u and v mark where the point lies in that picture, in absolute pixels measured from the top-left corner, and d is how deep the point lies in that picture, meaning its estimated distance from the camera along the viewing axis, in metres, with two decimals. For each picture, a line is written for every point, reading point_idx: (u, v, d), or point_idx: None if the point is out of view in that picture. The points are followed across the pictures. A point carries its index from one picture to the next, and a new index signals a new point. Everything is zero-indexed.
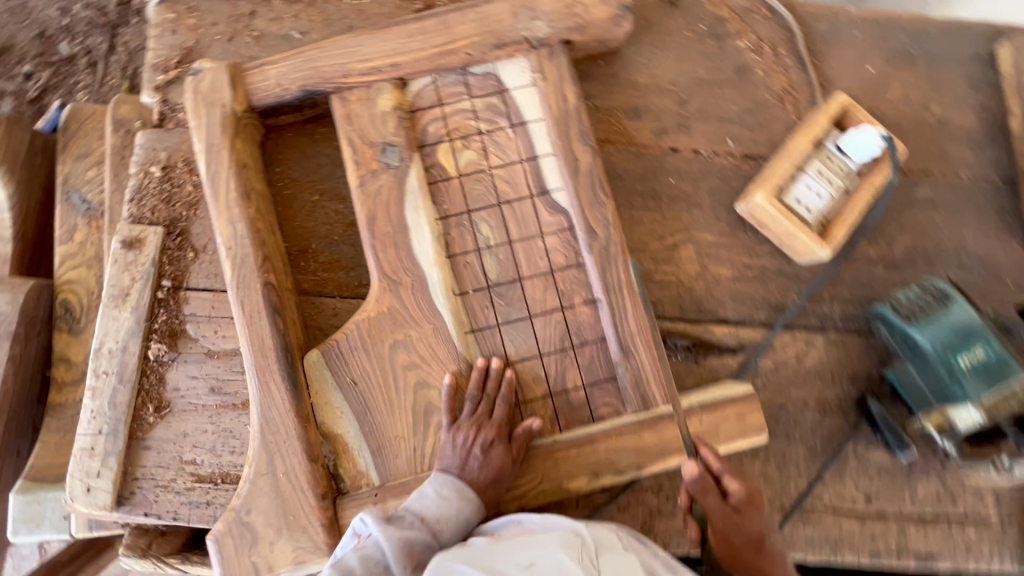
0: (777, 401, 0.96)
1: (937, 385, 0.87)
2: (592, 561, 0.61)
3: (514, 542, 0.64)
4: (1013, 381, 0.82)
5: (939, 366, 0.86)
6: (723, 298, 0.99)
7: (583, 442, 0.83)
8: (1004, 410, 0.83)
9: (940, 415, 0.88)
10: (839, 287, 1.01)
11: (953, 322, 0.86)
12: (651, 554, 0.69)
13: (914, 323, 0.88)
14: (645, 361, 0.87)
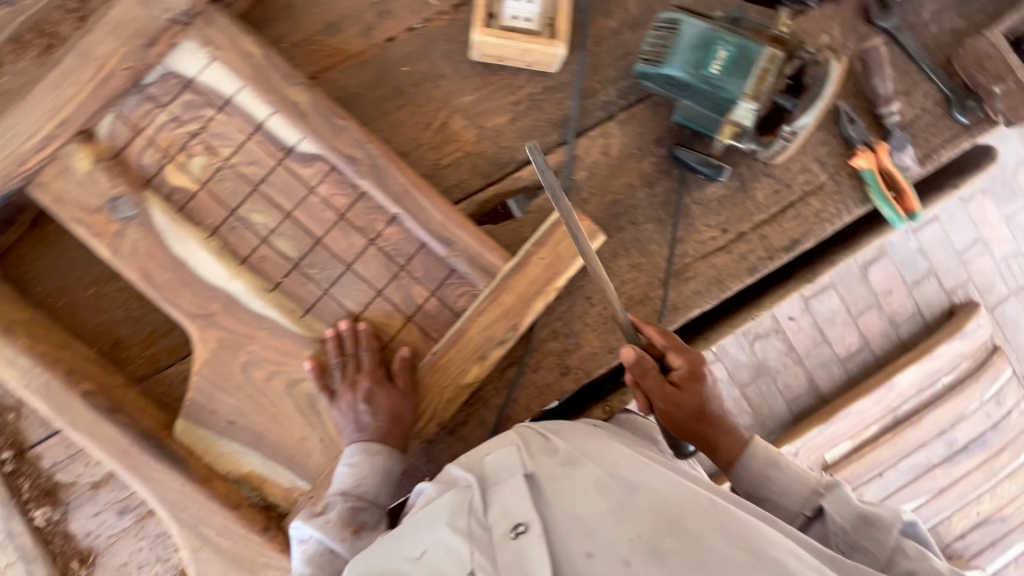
0: (608, 200, 1.00)
1: (712, 103, 0.91)
2: (475, 514, 0.65)
3: (413, 524, 0.68)
4: (759, 61, 0.86)
5: (703, 87, 0.89)
6: (513, 144, 0.99)
7: (456, 338, 0.86)
8: (767, 88, 0.87)
9: (730, 125, 0.92)
10: (603, 72, 1.02)
11: (690, 42, 0.88)
12: (550, 450, 0.73)
13: (665, 63, 0.90)
14: (467, 239, 0.88)
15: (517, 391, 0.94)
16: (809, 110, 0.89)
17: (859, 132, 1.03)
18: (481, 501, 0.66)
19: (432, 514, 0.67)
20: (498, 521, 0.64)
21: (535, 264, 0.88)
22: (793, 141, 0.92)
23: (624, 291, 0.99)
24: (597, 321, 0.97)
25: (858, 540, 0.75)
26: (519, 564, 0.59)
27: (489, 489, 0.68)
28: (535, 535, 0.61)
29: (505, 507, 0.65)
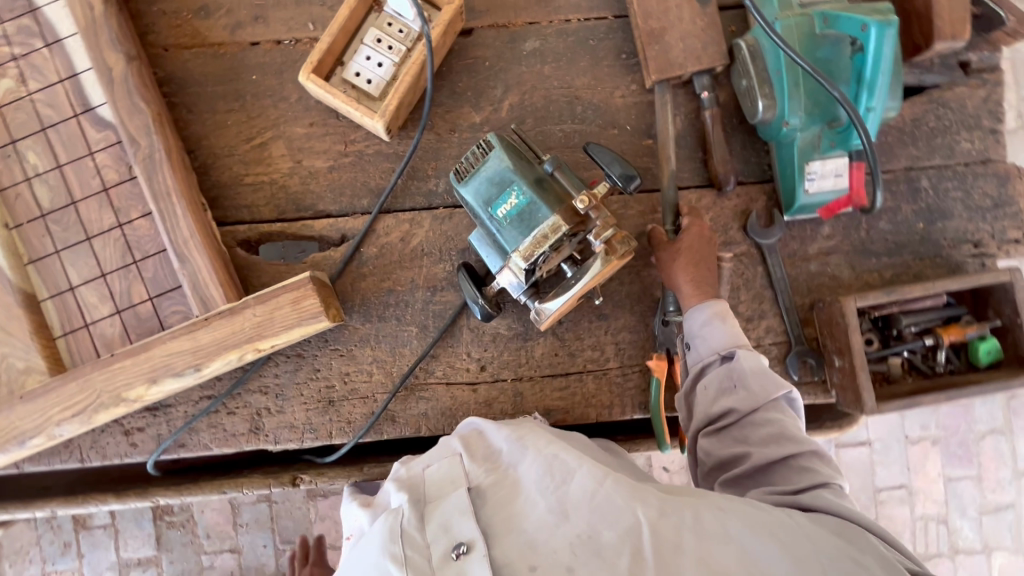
0: (385, 286, 0.95)
1: (495, 242, 0.85)
2: (412, 542, 0.61)
3: (354, 552, 0.65)
4: (543, 224, 0.79)
5: (486, 223, 0.83)
6: (320, 192, 0.96)
7: (139, 349, 0.84)
8: (541, 253, 0.79)
9: (506, 271, 0.83)
10: (443, 161, 0.97)
11: (490, 174, 0.82)
12: (480, 465, 0.70)
13: (462, 183, 0.84)
14: (200, 263, 0.86)
15: (200, 422, 0.93)
16: (564, 295, 0.81)
17: (666, 334, 0.93)
18: (415, 530, 0.63)
19: (363, 551, 0.63)
20: (438, 538, 0.61)
21: (244, 317, 0.85)
22: (544, 319, 0.83)
23: (352, 379, 0.94)
24: (311, 395, 0.94)
25: (749, 382, 0.81)
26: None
27: (427, 506, 0.65)
28: (478, 557, 0.58)
29: (445, 522, 0.62)
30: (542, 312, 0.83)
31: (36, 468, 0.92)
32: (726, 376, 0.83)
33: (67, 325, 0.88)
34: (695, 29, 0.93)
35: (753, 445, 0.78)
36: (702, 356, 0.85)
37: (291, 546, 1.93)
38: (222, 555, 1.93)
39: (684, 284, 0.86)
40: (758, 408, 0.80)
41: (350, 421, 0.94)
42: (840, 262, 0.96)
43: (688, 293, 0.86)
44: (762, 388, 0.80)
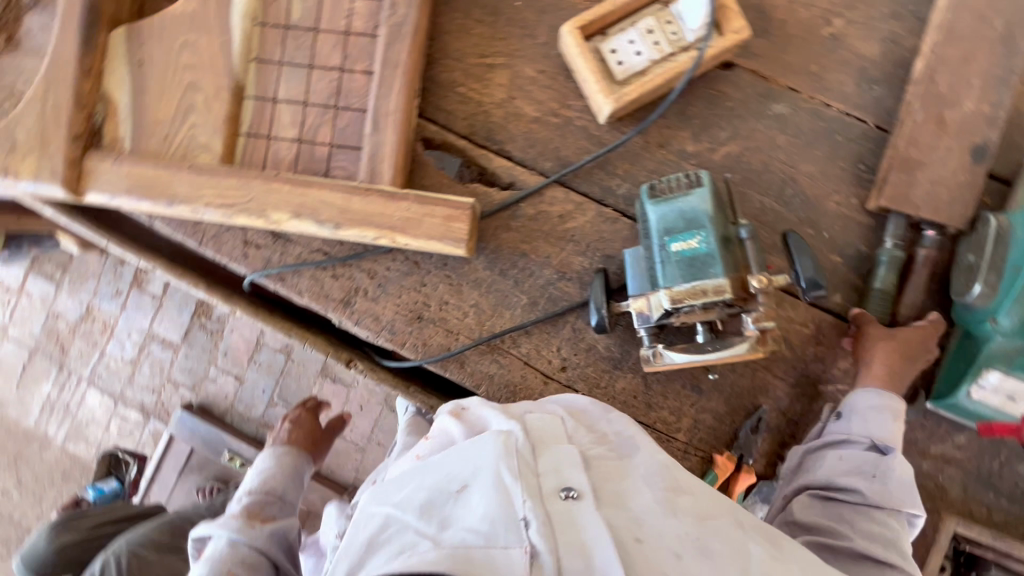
0: (521, 247, 0.96)
1: (649, 269, 0.83)
2: (527, 464, 0.59)
3: (448, 453, 0.62)
4: (709, 280, 0.77)
5: (654, 249, 0.82)
6: (514, 134, 0.97)
7: (301, 183, 0.89)
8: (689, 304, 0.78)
9: (643, 300, 0.83)
10: (636, 169, 0.96)
11: (685, 207, 0.80)
12: (585, 433, 0.69)
13: (653, 200, 0.83)
14: (389, 140, 0.90)
15: (306, 269, 0.98)
16: (692, 353, 0.78)
17: (746, 442, 0.91)
18: (528, 453, 0.61)
19: (473, 450, 0.61)
20: (550, 475, 0.59)
21: (398, 207, 0.88)
22: (656, 362, 0.81)
23: (448, 309, 0.97)
24: (406, 302, 0.97)
25: (891, 484, 0.76)
26: (575, 523, 0.54)
27: (539, 443, 0.63)
28: (589, 506, 0.56)
29: (557, 463, 0.60)
30: (658, 355, 0.81)
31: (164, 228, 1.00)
32: (869, 462, 0.78)
33: (254, 128, 0.94)
34: (950, 183, 0.86)
35: (855, 532, 0.74)
36: (852, 432, 0.81)
37: (284, 404, 2.03)
38: (229, 376, 2.06)
39: (882, 355, 0.83)
40: (881, 507, 0.75)
41: (425, 343, 0.96)
42: (954, 477, 0.89)
43: (879, 373, 0.83)
44: (904, 489, 0.76)
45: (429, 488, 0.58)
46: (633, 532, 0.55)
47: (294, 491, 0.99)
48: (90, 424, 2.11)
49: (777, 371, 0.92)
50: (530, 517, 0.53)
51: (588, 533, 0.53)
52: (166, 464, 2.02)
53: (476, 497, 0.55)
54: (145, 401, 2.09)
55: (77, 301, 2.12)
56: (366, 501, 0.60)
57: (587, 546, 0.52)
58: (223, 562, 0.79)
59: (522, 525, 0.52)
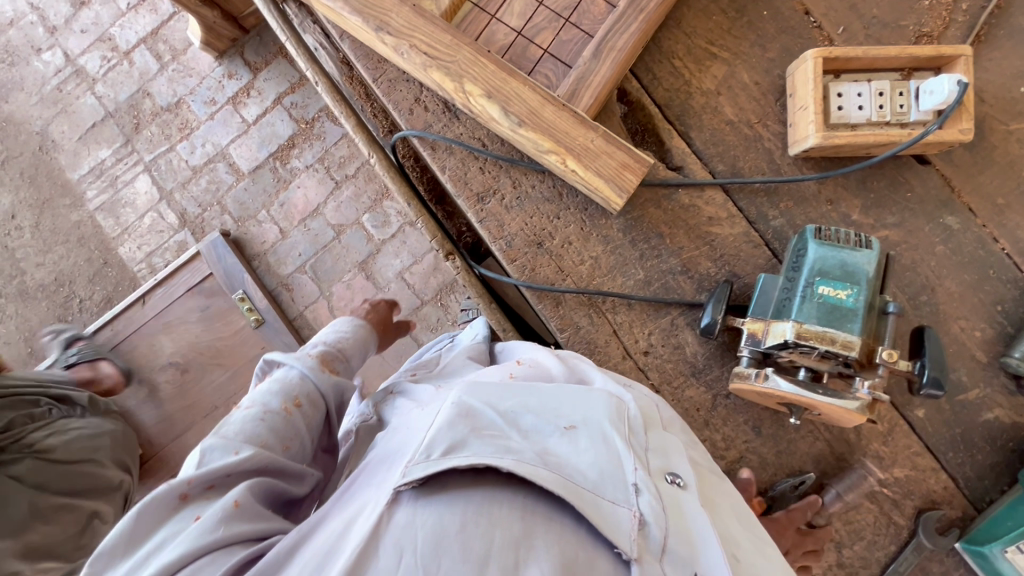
0: (661, 228, 0.97)
1: (784, 300, 0.84)
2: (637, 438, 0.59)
3: (563, 389, 0.63)
4: (840, 331, 0.78)
5: (800, 283, 0.82)
6: (703, 125, 0.99)
7: (506, 69, 0.90)
8: (812, 345, 0.79)
9: (763, 324, 0.85)
10: (798, 210, 0.97)
11: (848, 260, 0.81)
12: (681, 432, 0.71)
13: (816, 239, 0.83)
14: (601, 72, 0.91)
15: (460, 150, 0.99)
16: (799, 387, 0.80)
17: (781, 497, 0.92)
18: (637, 428, 0.61)
19: (585, 402, 0.61)
20: (658, 455, 0.60)
21: (584, 134, 0.89)
22: (756, 382, 0.83)
23: (569, 250, 0.97)
24: (534, 225, 0.98)
25: None
26: (678, 507, 0.54)
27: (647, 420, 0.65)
28: (691, 500, 0.57)
29: (664, 448, 0.61)
30: (763, 376, 0.83)
31: (330, 51, 1.09)
32: None
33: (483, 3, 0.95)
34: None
35: None
36: None
37: (312, 275, 2.03)
38: (274, 226, 2.06)
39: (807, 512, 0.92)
40: None
41: (533, 270, 0.97)
42: None
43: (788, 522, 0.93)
44: None
45: (538, 417, 0.58)
46: (731, 548, 0.54)
47: (357, 359, 0.95)
48: (126, 206, 2.10)
49: (835, 449, 0.94)
50: (642, 488, 0.53)
51: (691, 522, 0.53)
52: (179, 276, 2.01)
53: (587, 441, 0.56)
54: (187, 210, 2.08)
55: (172, 91, 2.11)
56: (468, 391, 0.60)
57: (691, 537, 0.52)
58: (291, 386, 0.76)
59: (631, 490, 0.52)
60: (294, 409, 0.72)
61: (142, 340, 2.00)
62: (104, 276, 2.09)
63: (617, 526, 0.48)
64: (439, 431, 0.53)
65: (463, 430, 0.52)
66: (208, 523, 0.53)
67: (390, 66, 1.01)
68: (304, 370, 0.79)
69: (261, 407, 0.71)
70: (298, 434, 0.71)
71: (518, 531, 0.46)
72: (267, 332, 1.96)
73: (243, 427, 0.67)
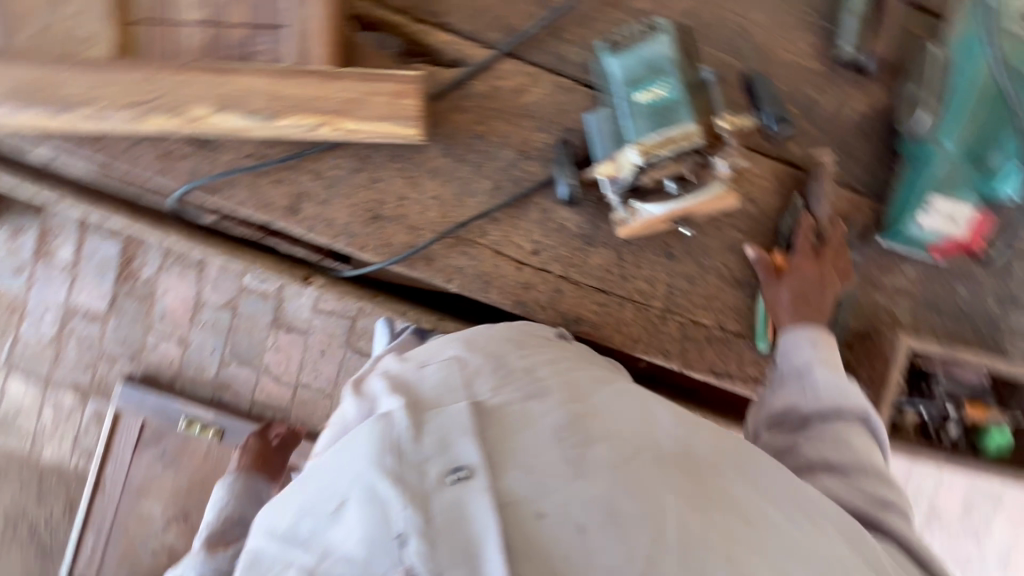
0: (477, 129, 0.90)
1: (617, 128, 0.80)
2: (402, 459, 0.46)
3: (327, 454, 0.51)
4: (677, 127, 0.74)
5: (622, 103, 0.79)
6: (454, 5, 0.89)
7: (218, 69, 0.78)
8: (659, 157, 0.75)
9: (611, 163, 0.80)
10: (589, 33, 0.90)
11: (649, 55, 0.78)
12: (490, 376, 0.56)
13: (615, 55, 0.81)
14: (315, 13, 0.78)
15: (241, 176, 0.88)
16: (668, 204, 0.79)
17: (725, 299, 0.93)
18: (399, 441, 0.47)
19: (343, 455, 0.48)
20: (433, 457, 0.46)
21: (338, 88, 0.79)
22: (633, 220, 0.83)
23: (408, 205, 0.90)
24: (360, 202, 0.90)
25: None
26: (458, 517, 0.43)
27: (421, 411, 0.50)
28: (478, 488, 0.44)
29: (442, 438, 0.48)
30: (635, 212, 0.82)
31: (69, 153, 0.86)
32: None
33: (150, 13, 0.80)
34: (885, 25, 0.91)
35: None
36: None
37: (238, 362, 1.92)
38: (170, 341, 1.91)
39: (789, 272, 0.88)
40: None
41: (389, 244, 0.90)
42: (907, 306, 0.95)
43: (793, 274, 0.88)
44: None
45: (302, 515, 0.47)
46: (534, 508, 0.44)
47: (253, 505, 0.99)
48: (20, 415, 1.92)
49: (743, 227, 0.94)
50: (408, 532, 0.42)
51: (475, 529, 0.42)
52: (117, 443, 1.88)
53: (345, 520, 0.45)
54: (78, 381, 1.91)
55: None
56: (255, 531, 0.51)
57: (473, 546, 0.42)
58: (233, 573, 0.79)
59: (397, 545, 0.42)
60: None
61: (127, 518, 1.90)
62: (48, 489, 1.94)
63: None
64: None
65: None
66: None
67: (113, 137, 0.87)
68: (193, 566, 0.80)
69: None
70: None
71: None
72: (233, 438, 1.88)
73: None
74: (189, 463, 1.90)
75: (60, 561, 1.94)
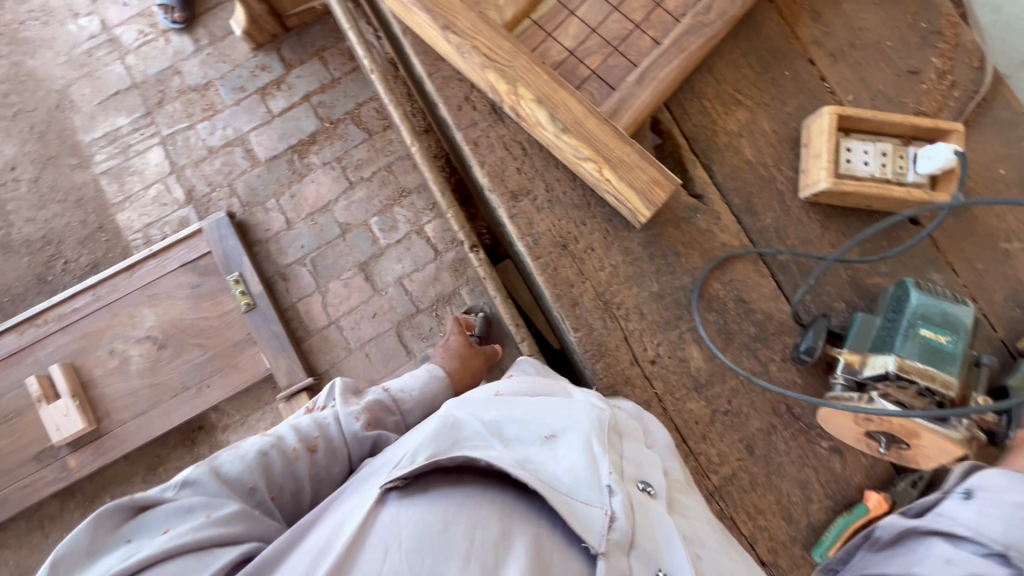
0: (678, 248, 1.04)
1: (883, 336, 0.90)
2: (613, 454, 0.75)
3: (536, 409, 0.81)
4: (940, 371, 0.85)
5: (903, 322, 0.89)
6: (725, 161, 1.08)
7: (557, 80, 0.97)
8: (914, 378, 0.85)
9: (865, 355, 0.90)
10: (800, 248, 1.05)
11: (949, 309, 0.89)
12: (661, 448, 0.86)
13: (918, 288, 0.91)
14: (643, 97, 0.99)
15: (500, 148, 1.05)
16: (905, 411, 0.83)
17: (900, 493, 0.94)
18: (611, 436, 0.78)
19: (564, 417, 0.80)
20: (630, 467, 0.75)
21: (621, 148, 0.95)
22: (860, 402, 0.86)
23: (590, 256, 1.02)
24: (561, 227, 1.03)
25: None
26: (645, 509, 0.70)
27: (622, 433, 0.81)
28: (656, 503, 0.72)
29: (638, 462, 0.77)
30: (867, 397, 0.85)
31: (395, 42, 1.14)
32: None
33: (544, 21, 1.03)
34: None
35: None
36: None
37: (311, 269, 2.03)
38: (281, 215, 2.07)
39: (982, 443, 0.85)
40: None
41: (555, 270, 1.01)
42: None
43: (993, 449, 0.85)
44: None
45: (525, 429, 0.76)
46: (694, 547, 0.69)
47: (417, 412, 1.13)
48: (134, 175, 2.08)
49: (822, 478, 0.97)
50: (612, 486, 0.69)
51: (655, 525, 0.68)
52: (174, 251, 1.97)
53: (558, 448, 0.74)
54: (196, 188, 2.08)
55: (203, 72, 2.15)
56: (458, 413, 0.77)
57: (657, 540, 0.66)
58: (313, 432, 0.93)
59: (604, 491, 0.68)
60: (299, 453, 0.88)
61: (122, 309, 1.93)
62: (94, 241, 2.04)
63: (585, 521, 0.64)
64: (431, 438, 0.69)
65: (448, 439, 0.69)
66: (185, 527, 0.67)
67: (446, 65, 1.07)
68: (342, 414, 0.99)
69: (278, 447, 0.87)
70: (296, 478, 0.87)
71: (495, 523, 0.62)
72: (255, 319, 1.93)
73: (235, 470, 0.80)
74: (205, 309, 1.95)
75: (45, 298, 1.99)
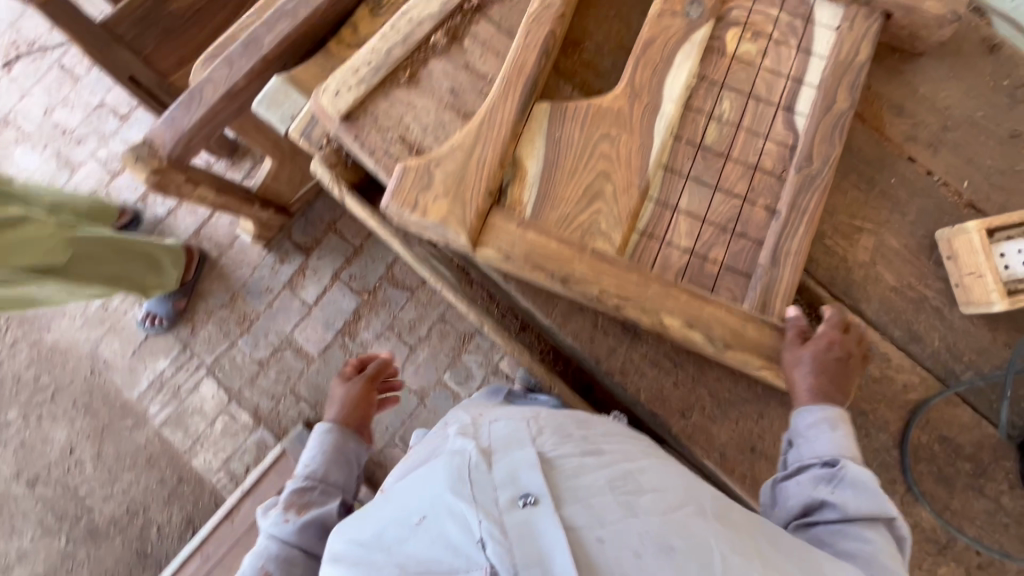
0: (861, 407, 0.99)
1: None
2: (480, 490, 0.67)
3: (405, 489, 0.73)
4: None
5: None
6: (871, 296, 1.02)
7: (699, 294, 0.91)
8: None
9: None
10: (980, 359, 0.99)
11: None
12: (548, 440, 0.78)
13: None
14: (786, 276, 0.93)
15: (650, 369, 0.99)
16: None
17: None
18: (474, 476, 0.69)
19: (426, 487, 0.70)
20: (505, 487, 0.68)
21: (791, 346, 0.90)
22: None
23: None
24: (742, 429, 0.97)
25: None
26: (526, 531, 0.63)
27: (493, 454, 0.73)
28: (543, 512, 0.64)
29: (512, 476, 0.69)
30: None
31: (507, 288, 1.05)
32: None
33: (650, 228, 0.97)
34: None
35: None
36: None
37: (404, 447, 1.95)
38: None
39: None
40: None
41: (754, 478, 0.96)
42: None
43: None
44: None
45: (398, 529, 0.68)
46: (592, 531, 0.63)
47: (338, 471, 1.11)
48: (194, 414, 1.99)
49: None
50: (484, 536, 0.62)
51: (543, 546, 0.61)
52: (266, 481, 1.89)
53: (428, 532, 0.65)
54: (261, 406, 2.00)
55: (225, 287, 2.07)
56: (338, 542, 0.71)
57: (539, 554, 0.60)
58: (261, 554, 0.97)
59: (479, 545, 0.62)
60: None
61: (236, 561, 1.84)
62: (180, 497, 1.95)
63: None
64: None
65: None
66: None
67: (560, 299, 1.00)
68: (275, 529, 1.00)
69: None
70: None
71: None
72: None
73: None
74: None
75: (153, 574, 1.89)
